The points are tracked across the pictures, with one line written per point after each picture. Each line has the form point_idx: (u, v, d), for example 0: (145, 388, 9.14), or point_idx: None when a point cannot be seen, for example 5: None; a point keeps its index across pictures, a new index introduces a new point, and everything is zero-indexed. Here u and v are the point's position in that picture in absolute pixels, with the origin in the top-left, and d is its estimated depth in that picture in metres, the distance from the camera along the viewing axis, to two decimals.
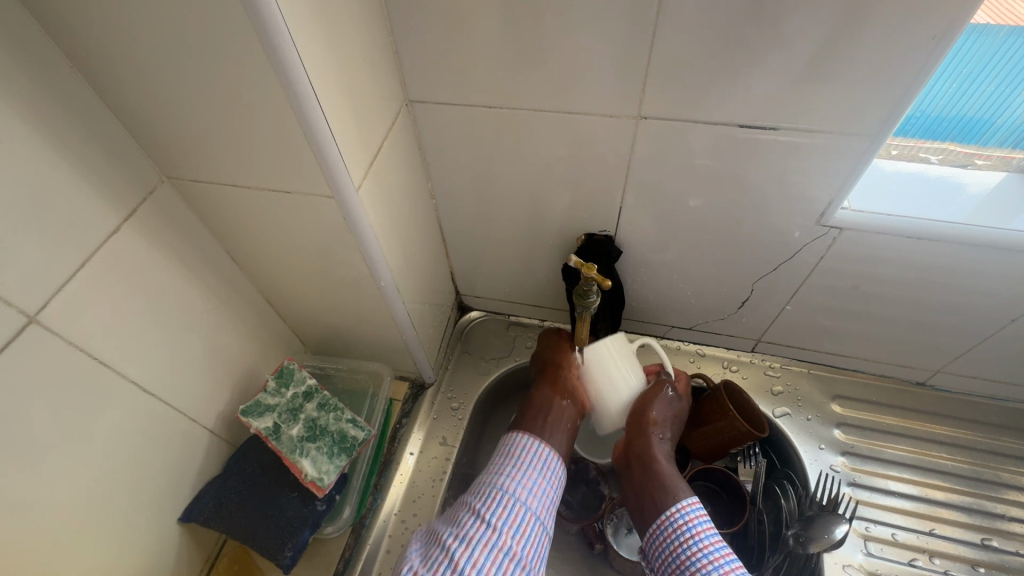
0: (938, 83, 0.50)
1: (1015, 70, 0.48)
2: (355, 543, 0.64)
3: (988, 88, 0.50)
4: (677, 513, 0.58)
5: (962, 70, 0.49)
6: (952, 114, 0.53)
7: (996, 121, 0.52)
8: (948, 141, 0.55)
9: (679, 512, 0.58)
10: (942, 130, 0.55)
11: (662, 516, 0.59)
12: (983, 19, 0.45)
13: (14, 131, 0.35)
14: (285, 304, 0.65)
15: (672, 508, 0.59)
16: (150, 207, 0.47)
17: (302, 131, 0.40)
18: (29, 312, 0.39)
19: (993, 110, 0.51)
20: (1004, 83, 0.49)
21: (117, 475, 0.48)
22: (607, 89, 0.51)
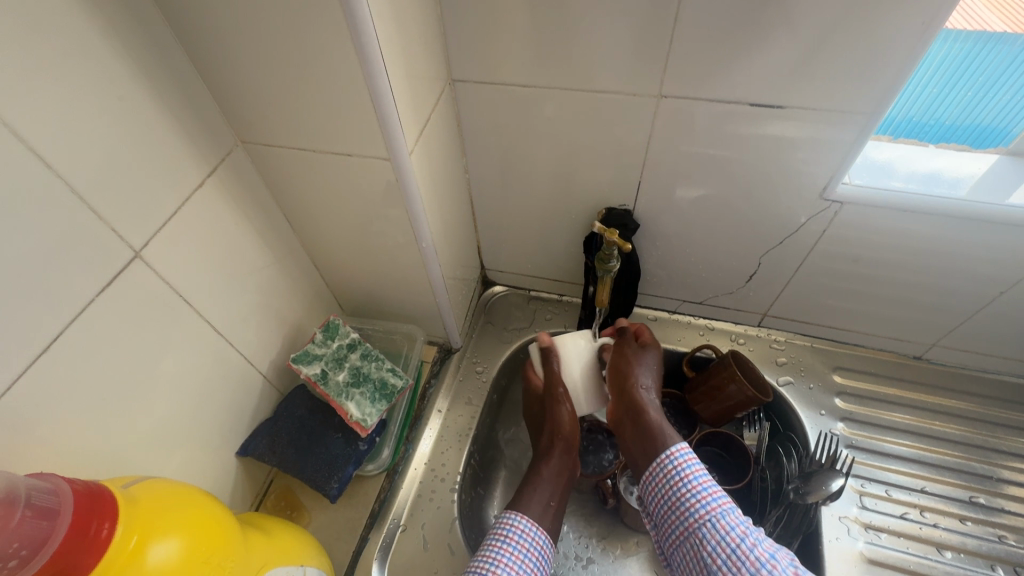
0: (955, 90, 0.58)
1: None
2: (389, 487, 0.69)
3: (1003, 98, 0.57)
4: (669, 460, 0.62)
5: (978, 80, 0.56)
6: (969, 121, 0.61)
7: (1010, 126, 0.60)
8: (966, 146, 0.63)
9: (669, 458, 0.62)
10: (959, 135, 0.62)
11: (657, 460, 0.63)
12: (1000, 28, 0.52)
13: (129, 90, 0.42)
14: (329, 267, 0.71)
15: (663, 455, 0.63)
16: (225, 167, 0.53)
17: (369, 97, 0.46)
18: (135, 248, 0.45)
19: (1006, 117, 0.59)
20: (1017, 94, 0.56)
21: (190, 404, 0.54)
22: (631, 70, 0.56)
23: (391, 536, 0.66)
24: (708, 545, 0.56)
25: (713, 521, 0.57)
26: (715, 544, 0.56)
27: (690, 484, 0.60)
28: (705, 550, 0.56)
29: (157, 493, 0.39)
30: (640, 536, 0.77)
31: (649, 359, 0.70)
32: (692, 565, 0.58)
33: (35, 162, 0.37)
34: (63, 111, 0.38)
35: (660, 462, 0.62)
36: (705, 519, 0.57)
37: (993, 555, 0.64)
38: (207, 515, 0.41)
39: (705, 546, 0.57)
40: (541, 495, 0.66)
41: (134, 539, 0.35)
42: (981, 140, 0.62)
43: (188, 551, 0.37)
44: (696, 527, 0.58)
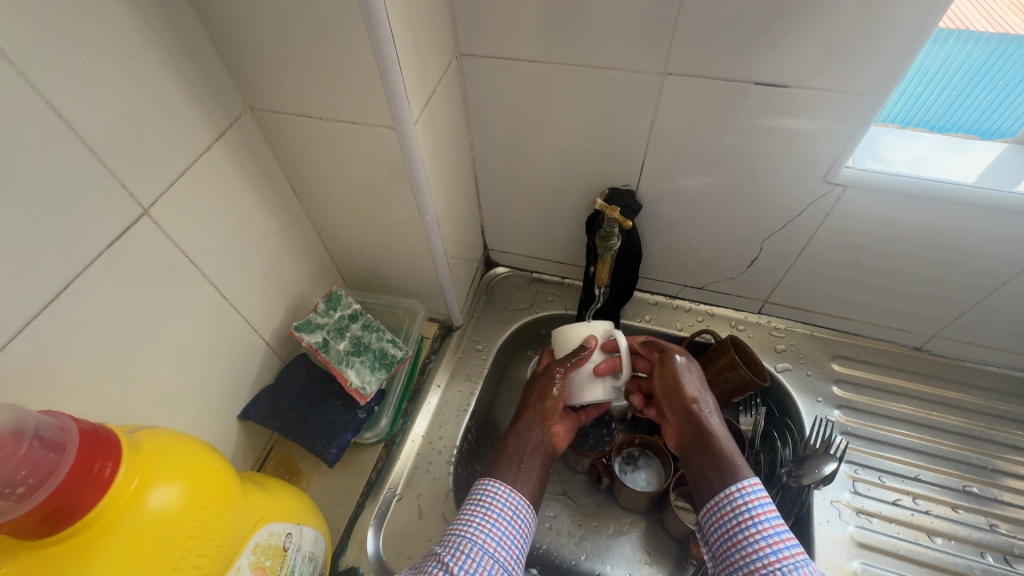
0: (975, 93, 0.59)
1: None
2: (387, 457, 0.71)
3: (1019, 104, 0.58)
4: (737, 494, 0.56)
5: (998, 83, 0.57)
6: (986, 124, 0.61)
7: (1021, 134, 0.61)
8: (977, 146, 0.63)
9: (739, 493, 0.55)
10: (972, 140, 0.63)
11: (722, 494, 0.57)
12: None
13: (139, 49, 0.43)
14: (333, 239, 0.72)
15: (731, 488, 0.56)
16: (231, 132, 0.54)
17: (375, 63, 0.46)
18: (144, 205, 0.46)
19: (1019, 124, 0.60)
20: None
21: (192, 365, 0.55)
22: (637, 46, 0.56)
23: (386, 504, 0.67)
24: None
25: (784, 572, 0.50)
26: None
27: (759, 526, 0.53)
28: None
29: (162, 440, 0.40)
30: (633, 516, 0.78)
31: (697, 372, 0.68)
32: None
33: (47, 111, 0.38)
34: (75, 64, 0.39)
35: (726, 498, 0.56)
36: (775, 568, 0.51)
37: (984, 543, 0.64)
38: (209, 466, 0.42)
39: None
40: (514, 460, 0.64)
41: (134, 483, 0.36)
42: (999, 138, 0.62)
43: (187, 499, 0.39)
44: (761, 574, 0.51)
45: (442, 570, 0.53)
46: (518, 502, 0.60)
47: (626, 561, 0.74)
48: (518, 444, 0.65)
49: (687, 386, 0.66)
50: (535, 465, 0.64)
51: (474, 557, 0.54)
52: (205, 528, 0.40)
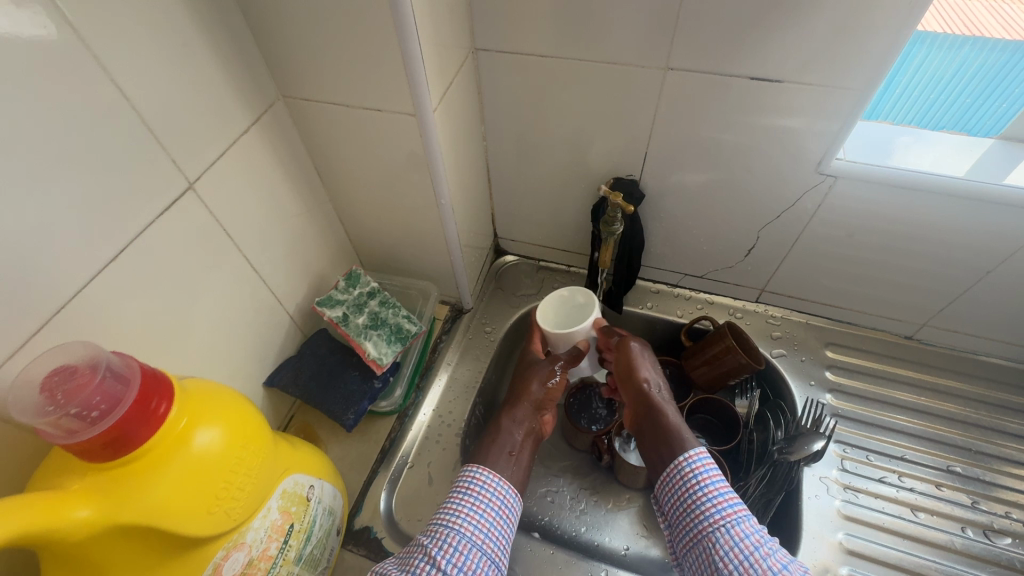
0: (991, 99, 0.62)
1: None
2: (400, 428, 0.75)
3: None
4: (684, 462, 0.61)
5: (1012, 91, 0.60)
6: (990, 125, 0.64)
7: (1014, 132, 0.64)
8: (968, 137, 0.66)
9: (687, 460, 0.61)
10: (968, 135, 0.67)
11: (674, 463, 0.62)
12: None
13: (190, 37, 0.48)
14: (353, 223, 0.77)
15: (680, 457, 0.62)
16: (265, 117, 0.59)
17: (401, 54, 0.51)
18: (190, 179, 0.51)
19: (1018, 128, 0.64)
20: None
21: (225, 331, 0.60)
22: (641, 43, 0.60)
23: (398, 472, 0.71)
24: (721, 550, 0.55)
25: (728, 527, 0.55)
26: (728, 550, 0.54)
27: (705, 489, 0.59)
28: (718, 555, 0.55)
29: (206, 388, 0.44)
30: (631, 492, 0.82)
31: (650, 358, 0.72)
32: (703, 570, 0.56)
33: (113, 90, 0.42)
34: (136, 49, 0.43)
35: (677, 465, 0.61)
36: (721, 524, 0.56)
37: (965, 519, 0.67)
38: (245, 412, 0.46)
39: (717, 551, 0.55)
40: (504, 447, 0.65)
41: (183, 421, 0.40)
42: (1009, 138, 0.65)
43: (228, 438, 0.43)
44: (709, 531, 0.56)
45: (429, 564, 0.54)
46: (506, 490, 0.61)
47: (624, 533, 0.78)
48: (504, 432, 0.67)
49: (642, 370, 0.70)
50: (524, 453, 0.66)
51: (461, 551, 0.55)
52: (243, 465, 0.44)
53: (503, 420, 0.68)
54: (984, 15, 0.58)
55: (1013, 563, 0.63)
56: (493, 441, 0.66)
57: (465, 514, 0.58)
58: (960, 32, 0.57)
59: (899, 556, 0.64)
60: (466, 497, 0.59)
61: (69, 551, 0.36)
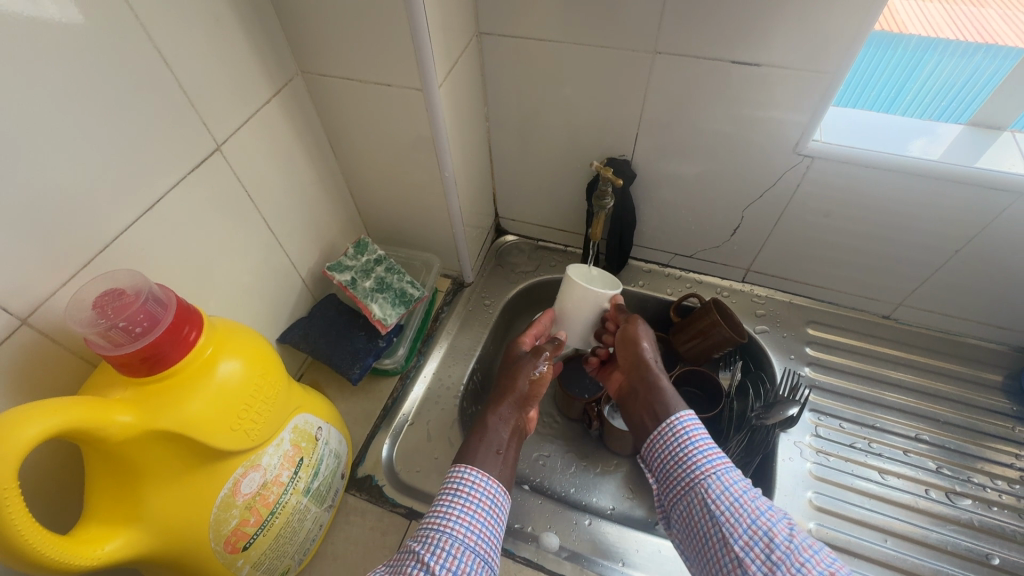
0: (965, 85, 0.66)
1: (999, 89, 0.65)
2: (401, 389, 0.80)
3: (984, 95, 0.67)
4: (677, 422, 0.65)
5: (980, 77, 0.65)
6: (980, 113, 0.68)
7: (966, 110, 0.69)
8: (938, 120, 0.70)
9: (679, 421, 0.65)
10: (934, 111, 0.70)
11: (666, 424, 0.65)
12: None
13: (219, 10, 0.53)
14: (361, 195, 0.82)
15: (672, 418, 0.65)
16: (284, 89, 0.64)
17: (410, 32, 0.56)
18: (217, 141, 0.56)
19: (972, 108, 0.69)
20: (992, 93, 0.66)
21: (243, 286, 0.65)
22: (632, 28, 0.65)
23: (399, 428, 0.76)
24: (713, 495, 0.58)
25: (719, 475, 0.59)
26: (719, 494, 0.57)
27: (695, 443, 0.63)
28: (709, 499, 0.58)
29: (231, 326, 0.50)
30: (619, 458, 0.86)
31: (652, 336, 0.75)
32: (694, 515, 0.59)
33: (153, 56, 0.48)
34: (173, 20, 0.48)
35: (668, 424, 0.65)
36: (711, 472, 0.59)
37: (930, 482, 0.71)
38: (263, 350, 0.51)
39: (709, 496, 0.58)
40: (491, 446, 0.68)
41: (210, 349, 0.46)
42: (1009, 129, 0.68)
43: (248, 369, 0.48)
44: (701, 478, 0.60)
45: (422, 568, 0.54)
46: (496, 487, 0.64)
47: (610, 494, 0.83)
48: (492, 429, 0.70)
49: (644, 344, 0.73)
50: (508, 452, 0.69)
51: (455, 554, 0.56)
52: (261, 394, 0.49)
53: (492, 414, 0.71)
54: (996, 22, 0.62)
55: (973, 523, 0.67)
56: (482, 439, 0.68)
57: (455, 516, 0.59)
58: (975, 39, 0.62)
59: (864, 513, 0.68)
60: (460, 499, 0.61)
61: (110, 451, 0.41)
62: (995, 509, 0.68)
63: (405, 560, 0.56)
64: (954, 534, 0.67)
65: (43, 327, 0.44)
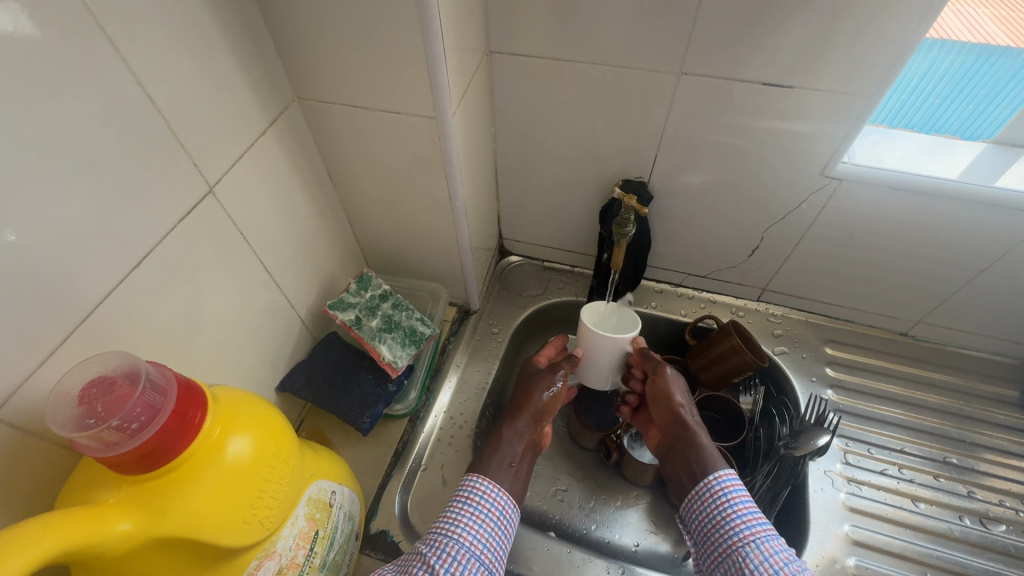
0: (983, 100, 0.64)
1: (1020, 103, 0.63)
2: (411, 431, 0.75)
3: (1003, 109, 0.64)
4: (714, 481, 0.62)
5: (990, 90, 0.63)
6: (969, 132, 0.67)
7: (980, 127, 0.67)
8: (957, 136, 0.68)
9: (717, 480, 0.62)
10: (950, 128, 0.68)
11: (703, 482, 0.63)
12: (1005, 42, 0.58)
13: (210, 36, 0.47)
14: (361, 224, 0.76)
15: (710, 476, 0.63)
16: (279, 118, 0.58)
17: (424, 56, 0.51)
18: (209, 183, 0.50)
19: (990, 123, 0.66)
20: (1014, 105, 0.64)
21: (239, 336, 0.59)
22: (655, 48, 0.61)
23: (412, 474, 0.71)
24: (751, 564, 0.54)
25: (759, 542, 0.56)
26: (758, 564, 0.54)
27: (734, 507, 0.59)
28: (748, 568, 0.54)
29: (237, 396, 0.44)
30: (639, 489, 0.83)
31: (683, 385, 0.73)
32: None
33: (137, 94, 0.42)
34: (159, 51, 0.42)
35: (706, 484, 0.62)
36: (751, 539, 0.56)
37: (962, 507, 0.70)
38: (272, 418, 0.46)
39: (747, 566, 0.55)
40: (504, 458, 0.65)
41: (217, 430, 0.40)
42: (962, 141, 0.68)
43: (259, 446, 0.42)
44: (739, 545, 0.56)
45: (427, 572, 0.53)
46: (506, 500, 0.61)
47: (634, 529, 0.79)
48: (507, 441, 0.67)
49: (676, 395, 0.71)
50: (523, 464, 0.66)
51: (460, 560, 0.54)
52: (275, 474, 0.44)
53: (505, 429, 0.68)
54: (951, 18, 0.59)
55: (1009, 549, 0.67)
56: (494, 450, 0.65)
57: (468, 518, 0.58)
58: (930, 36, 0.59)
59: (903, 545, 0.67)
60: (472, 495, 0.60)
61: (109, 563, 0.36)
62: None
63: (413, 562, 0.54)
64: (993, 563, 0.66)
65: (19, 415, 0.38)
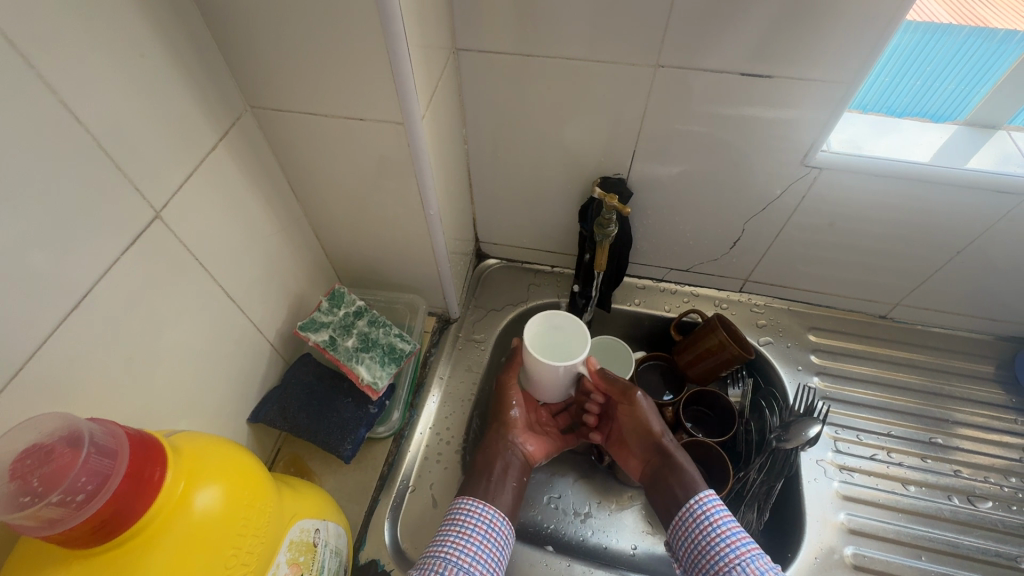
0: (935, 79, 0.64)
1: (966, 77, 0.62)
2: (397, 451, 0.71)
3: (950, 86, 0.64)
4: (696, 505, 0.61)
5: (938, 69, 0.62)
6: (918, 108, 0.67)
7: (934, 105, 0.66)
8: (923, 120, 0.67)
9: (699, 504, 0.61)
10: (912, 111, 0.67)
11: (686, 506, 0.62)
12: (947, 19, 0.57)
13: (147, 46, 0.42)
14: (329, 237, 0.72)
15: (691, 500, 0.62)
16: (232, 131, 0.53)
17: (388, 59, 0.47)
18: (156, 208, 0.46)
19: (950, 101, 0.65)
20: (962, 81, 0.63)
21: (203, 369, 0.55)
22: (629, 41, 0.59)
23: (400, 497, 0.68)
24: None
25: (747, 563, 0.55)
26: None
27: (719, 530, 0.59)
28: None
29: (200, 443, 0.40)
30: (633, 490, 0.81)
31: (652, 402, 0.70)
32: None
33: (64, 116, 0.37)
34: (87, 67, 0.38)
35: (689, 508, 0.61)
36: (738, 562, 0.56)
37: (950, 487, 0.71)
38: (244, 461, 0.42)
39: None
40: (484, 474, 0.65)
41: (181, 485, 0.36)
42: (913, 118, 0.68)
43: (231, 494, 0.39)
44: (727, 571, 0.56)
45: None
46: (496, 518, 0.60)
47: (630, 532, 0.77)
48: (489, 455, 0.67)
49: (652, 422, 0.68)
50: (511, 476, 0.66)
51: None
52: (251, 525, 0.40)
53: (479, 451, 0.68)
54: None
55: (996, 525, 0.68)
56: (473, 470, 0.66)
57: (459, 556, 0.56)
58: None
59: (896, 529, 0.68)
60: (457, 537, 0.58)
61: None
62: (1014, 508, 0.70)
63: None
64: (983, 540, 0.67)
65: None
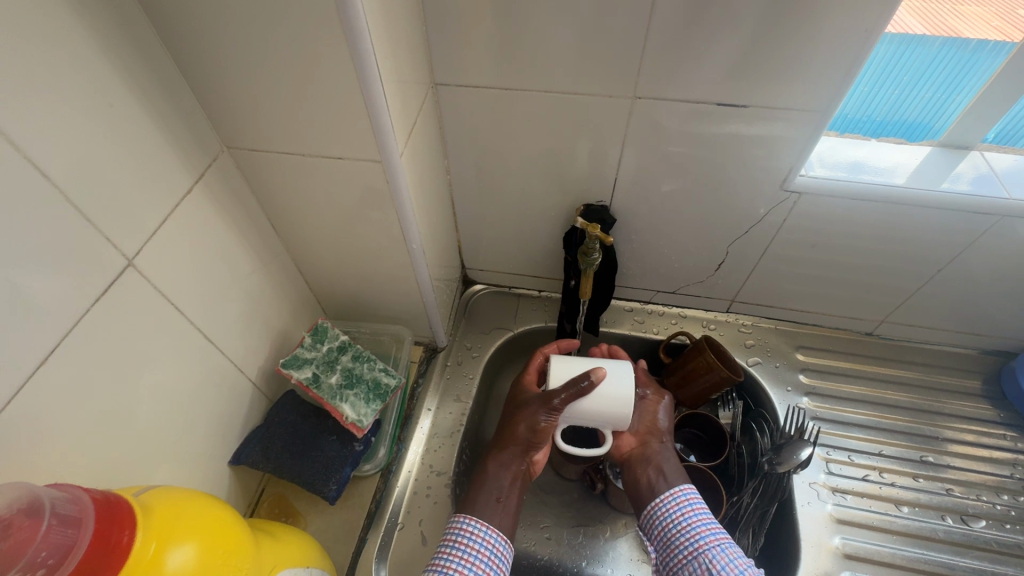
0: (914, 91, 0.63)
1: (943, 85, 0.62)
2: (384, 487, 0.70)
3: (926, 95, 0.63)
4: (671, 500, 0.62)
5: (914, 81, 0.62)
6: (897, 116, 0.66)
7: (908, 117, 0.66)
8: (897, 138, 0.69)
9: (674, 502, 0.62)
10: (890, 129, 0.68)
11: (660, 507, 0.62)
12: (921, 31, 0.57)
13: (119, 96, 0.42)
14: (312, 271, 0.71)
15: (666, 501, 0.62)
16: (208, 171, 0.53)
17: (363, 100, 0.47)
18: (128, 256, 0.45)
19: (929, 115, 0.66)
20: (939, 90, 0.62)
21: (184, 412, 0.54)
22: (604, 73, 0.59)
23: (389, 534, 0.67)
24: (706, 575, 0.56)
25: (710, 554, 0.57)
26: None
27: (687, 523, 0.60)
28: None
29: (173, 499, 0.39)
30: (628, 517, 0.79)
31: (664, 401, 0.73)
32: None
33: (33, 172, 0.37)
34: (57, 120, 0.38)
35: (660, 504, 0.62)
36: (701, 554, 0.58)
37: (944, 507, 0.71)
38: (220, 515, 0.41)
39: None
40: (491, 493, 0.63)
41: (152, 546, 0.35)
42: (890, 140, 0.69)
43: (205, 554, 0.37)
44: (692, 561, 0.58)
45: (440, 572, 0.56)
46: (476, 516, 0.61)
47: (626, 561, 0.75)
48: (496, 473, 0.64)
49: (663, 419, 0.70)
50: (513, 495, 0.63)
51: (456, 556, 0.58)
52: None
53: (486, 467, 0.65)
54: None
55: (991, 545, 0.68)
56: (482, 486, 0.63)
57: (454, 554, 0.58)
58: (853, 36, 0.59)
59: (892, 552, 0.68)
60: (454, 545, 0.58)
61: None
62: (1008, 527, 0.70)
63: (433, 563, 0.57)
64: (979, 561, 0.67)
65: None
